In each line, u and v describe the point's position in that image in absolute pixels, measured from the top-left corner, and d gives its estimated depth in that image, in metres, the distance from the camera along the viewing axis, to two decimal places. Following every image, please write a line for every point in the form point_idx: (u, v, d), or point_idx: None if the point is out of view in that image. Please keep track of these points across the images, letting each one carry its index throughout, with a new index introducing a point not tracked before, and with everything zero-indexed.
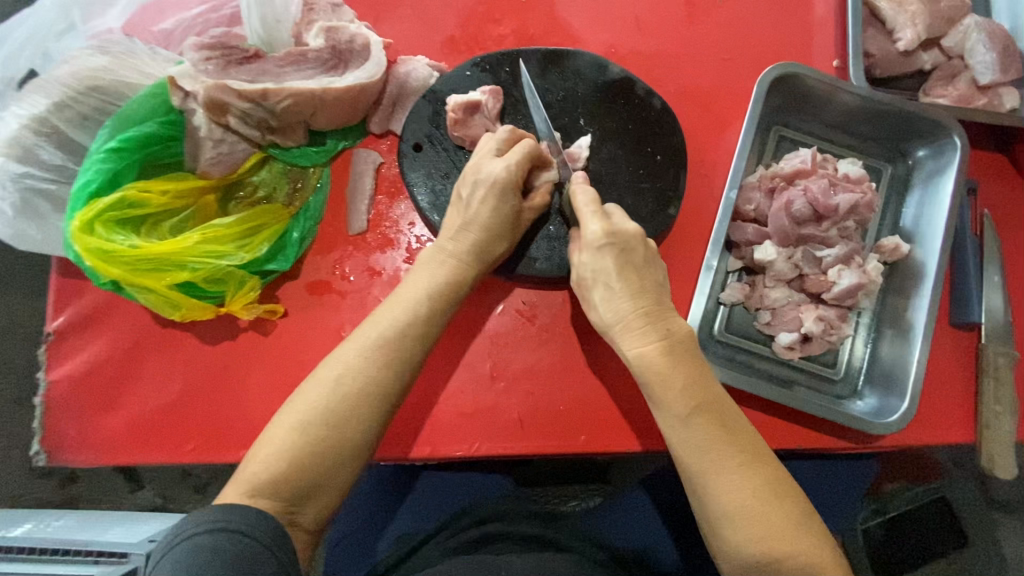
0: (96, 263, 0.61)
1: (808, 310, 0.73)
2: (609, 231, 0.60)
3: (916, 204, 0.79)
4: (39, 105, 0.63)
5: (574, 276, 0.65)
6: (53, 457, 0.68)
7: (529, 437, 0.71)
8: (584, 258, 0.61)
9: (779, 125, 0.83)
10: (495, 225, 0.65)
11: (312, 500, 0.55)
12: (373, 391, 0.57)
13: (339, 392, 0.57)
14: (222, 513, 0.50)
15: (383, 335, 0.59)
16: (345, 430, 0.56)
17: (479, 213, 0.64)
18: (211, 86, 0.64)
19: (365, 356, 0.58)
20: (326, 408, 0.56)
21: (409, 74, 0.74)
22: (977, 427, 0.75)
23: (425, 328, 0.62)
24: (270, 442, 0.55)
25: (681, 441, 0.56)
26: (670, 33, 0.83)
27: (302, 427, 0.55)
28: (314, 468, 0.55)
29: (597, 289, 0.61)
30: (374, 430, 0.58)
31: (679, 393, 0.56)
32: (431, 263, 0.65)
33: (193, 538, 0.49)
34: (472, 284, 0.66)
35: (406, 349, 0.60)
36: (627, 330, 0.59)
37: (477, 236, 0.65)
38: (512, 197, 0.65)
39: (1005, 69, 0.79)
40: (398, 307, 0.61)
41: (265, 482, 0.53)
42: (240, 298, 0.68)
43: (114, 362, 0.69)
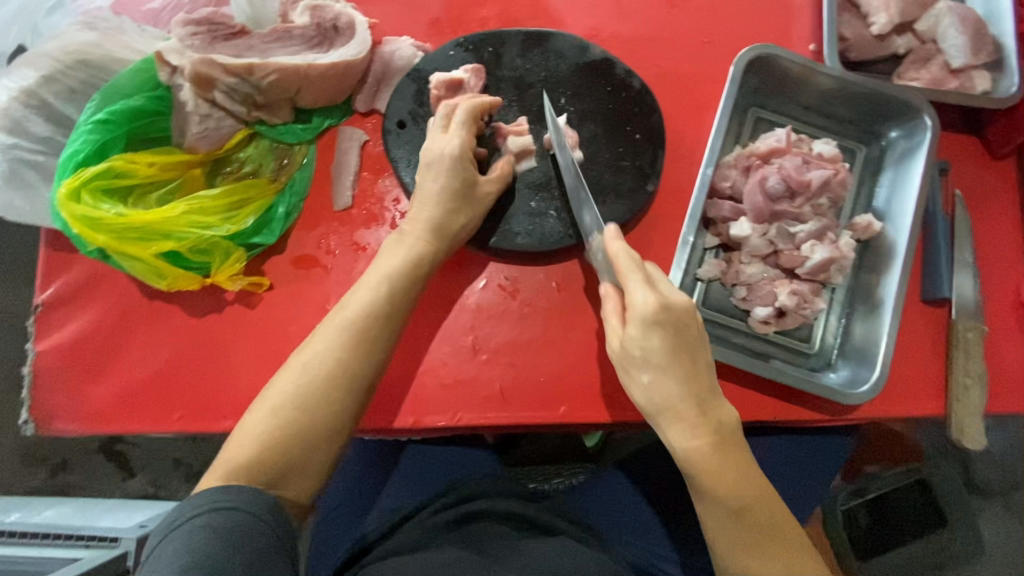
0: (83, 230, 0.62)
1: (781, 285, 0.74)
2: (661, 306, 0.59)
3: (888, 183, 0.81)
4: (28, 78, 0.64)
5: (615, 351, 0.64)
6: (42, 427, 0.69)
7: (510, 409, 0.73)
8: (633, 341, 0.60)
9: (757, 106, 0.85)
10: (451, 202, 0.67)
11: (292, 482, 0.57)
12: (341, 372, 0.60)
13: (306, 376, 0.59)
14: (215, 495, 0.52)
15: (348, 319, 0.62)
16: (315, 409, 0.58)
17: (432, 192, 0.67)
18: (197, 60, 0.65)
19: (331, 340, 0.61)
20: (297, 389, 0.58)
21: (394, 53, 0.76)
22: (948, 399, 0.77)
23: (393, 311, 0.64)
24: (244, 430, 0.57)
25: (713, 517, 0.63)
26: (651, 16, 0.85)
27: (272, 411, 0.57)
28: (286, 451, 0.57)
29: (645, 374, 0.61)
30: (347, 411, 0.60)
31: (728, 490, 0.61)
32: (393, 247, 0.67)
33: (193, 519, 0.51)
34: (434, 264, 0.68)
35: (374, 331, 0.62)
36: (679, 420, 0.61)
37: (436, 215, 0.67)
38: (466, 169, 0.68)
39: (975, 53, 0.81)
40: (362, 293, 0.63)
41: (243, 466, 0.55)
42: (225, 269, 0.69)
43: (102, 333, 0.71)
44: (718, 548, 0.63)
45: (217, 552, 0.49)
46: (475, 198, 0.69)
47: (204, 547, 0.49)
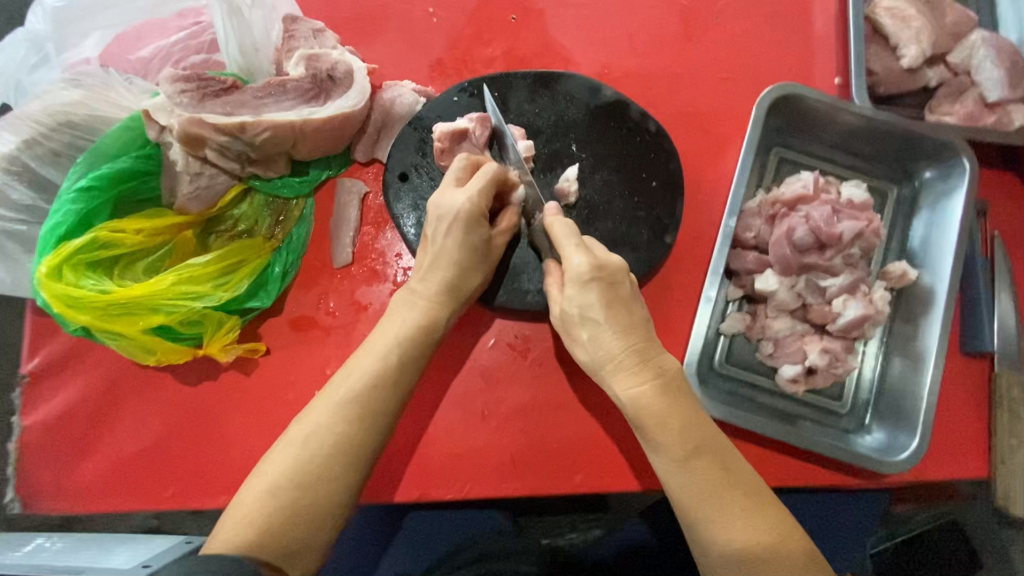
0: (63, 310, 0.58)
1: (812, 342, 0.70)
2: (590, 261, 0.57)
3: (923, 227, 0.76)
4: (9, 144, 0.61)
5: (556, 315, 0.61)
6: (28, 505, 0.65)
7: (523, 477, 0.68)
8: (568, 298, 0.58)
9: (779, 146, 0.80)
10: (465, 261, 0.62)
11: (301, 557, 0.52)
12: (343, 449, 0.55)
13: (307, 452, 0.54)
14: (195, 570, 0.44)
15: (353, 388, 0.57)
16: (318, 490, 0.53)
17: (445, 249, 0.61)
18: (185, 120, 0.61)
19: (333, 411, 0.56)
20: (296, 468, 0.53)
21: (395, 100, 0.72)
22: (992, 461, 0.72)
23: (401, 376, 0.59)
24: (238, 508, 0.51)
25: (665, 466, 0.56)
26: (665, 52, 0.80)
27: (270, 490, 0.52)
28: (291, 531, 0.51)
29: (582, 326, 0.58)
30: (351, 486, 0.55)
31: (676, 435, 0.54)
32: (402, 307, 0.62)
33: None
34: (447, 325, 0.63)
35: (379, 400, 0.58)
36: (618, 368, 0.57)
37: (447, 274, 0.62)
38: (482, 226, 0.62)
39: (1013, 87, 0.76)
40: (369, 358, 0.59)
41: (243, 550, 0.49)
42: (217, 339, 0.65)
43: (90, 405, 0.67)
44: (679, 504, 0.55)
45: None
46: (487, 253, 0.64)
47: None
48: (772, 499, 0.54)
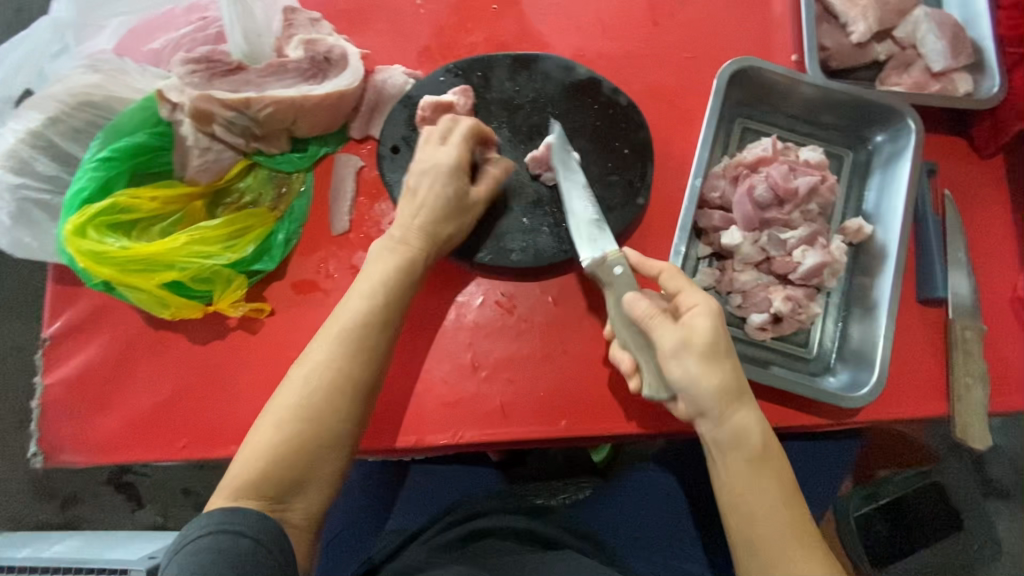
0: (88, 264, 0.65)
1: (776, 291, 0.75)
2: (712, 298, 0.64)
3: (877, 187, 0.82)
4: (35, 120, 0.67)
5: (680, 344, 0.59)
6: (50, 458, 0.70)
7: (512, 423, 0.73)
8: (713, 335, 0.59)
9: (743, 117, 0.86)
10: (443, 208, 0.69)
11: (301, 495, 0.58)
12: (337, 384, 0.60)
13: (309, 387, 0.60)
14: (218, 517, 0.53)
15: (343, 328, 0.62)
16: (321, 420, 0.59)
17: (426, 198, 0.69)
18: (197, 97, 0.68)
19: (330, 349, 0.61)
20: (299, 403, 0.59)
21: (386, 82, 0.78)
22: (950, 400, 0.77)
23: (389, 320, 0.64)
24: (251, 446, 0.58)
25: (755, 508, 0.61)
26: (634, 35, 0.87)
27: (276, 424, 0.58)
28: (296, 459, 0.57)
29: (717, 358, 0.60)
30: (354, 417, 0.61)
31: (779, 477, 0.62)
32: (385, 254, 0.67)
33: (198, 540, 0.51)
34: (421, 268, 0.68)
35: (372, 338, 0.63)
36: (745, 402, 0.61)
37: (428, 219, 0.68)
38: (458, 178, 0.69)
39: (956, 56, 0.83)
40: (361, 300, 0.64)
41: (246, 484, 0.56)
42: (227, 296, 0.71)
43: (107, 364, 0.72)
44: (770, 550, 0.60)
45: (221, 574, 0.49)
46: (468, 204, 0.70)
47: (207, 571, 0.49)
48: None
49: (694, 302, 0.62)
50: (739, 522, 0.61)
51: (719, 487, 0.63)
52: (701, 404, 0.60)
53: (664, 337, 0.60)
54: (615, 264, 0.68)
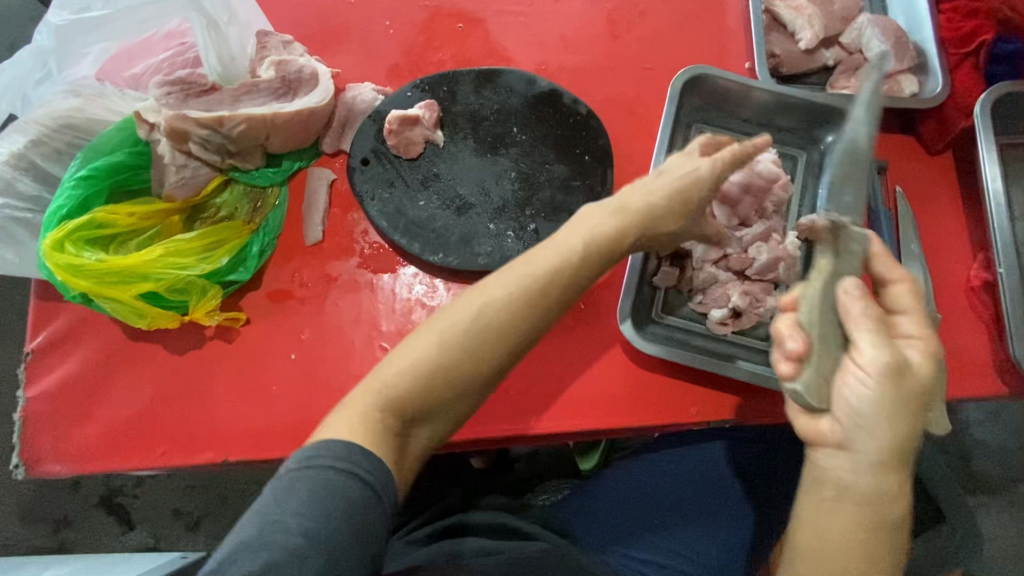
0: (66, 277, 0.67)
1: (734, 287, 0.78)
2: (929, 354, 0.56)
3: (830, 185, 0.86)
4: (18, 143, 0.71)
5: (892, 362, 0.53)
6: (32, 469, 0.72)
7: (482, 422, 0.76)
8: (924, 375, 0.55)
9: (700, 122, 0.90)
10: (669, 208, 0.63)
11: (429, 422, 0.58)
12: (507, 330, 0.57)
13: (479, 321, 0.57)
14: (350, 450, 0.51)
15: (531, 262, 0.60)
16: (482, 356, 0.57)
17: (658, 187, 0.64)
18: (171, 116, 0.71)
19: (514, 290, 0.58)
20: (466, 329, 0.56)
21: (356, 99, 0.82)
22: None
23: (570, 273, 0.60)
24: (407, 353, 0.57)
25: (846, 559, 0.55)
26: (594, 48, 0.92)
27: (439, 343, 0.56)
28: (442, 388, 0.56)
29: (914, 397, 0.53)
30: (499, 370, 0.58)
31: (886, 550, 0.55)
32: (596, 212, 0.63)
33: (328, 473, 0.50)
34: (614, 236, 0.62)
35: (554, 286, 0.59)
36: (902, 463, 0.54)
37: (656, 205, 0.63)
38: (704, 171, 0.63)
39: (899, 59, 0.87)
40: (563, 243, 0.61)
41: (396, 397, 0.55)
42: (202, 305, 0.73)
43: (87, 376, 0.74)
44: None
45: (333, 517, 0.48)
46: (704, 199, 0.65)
47: (325, 508, 0.48)
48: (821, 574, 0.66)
49: (907, 335, 0.58)
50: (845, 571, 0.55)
51: (811, 528, 0.56)
52: (863, 440, 0.54)
53: (870, 352, 0.53)
54: (857, 240, 0.59)
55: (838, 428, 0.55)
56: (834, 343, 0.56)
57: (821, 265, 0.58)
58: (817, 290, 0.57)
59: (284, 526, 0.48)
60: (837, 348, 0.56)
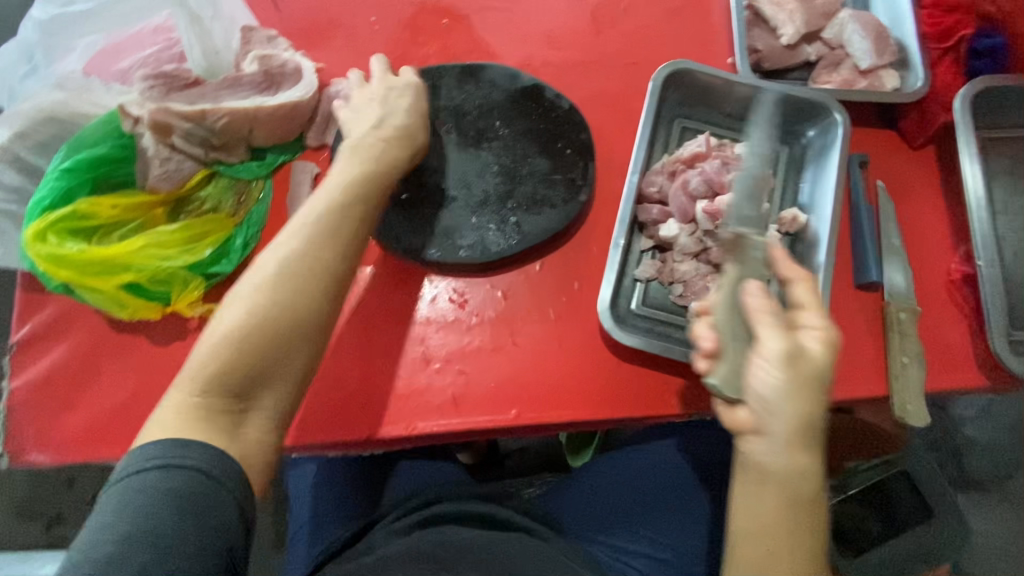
0: (49, 267, 0.68)
1: (714, 280, 0.78)
2: (827, 341, 0.58)
3: (811, 179, 0.86)
4: (3, 136, 0.71)
5: (784, 348, 0.55)
6: (15, 458, 0.73)
7: (464, 414, 0.76)
8: (820, 358, 0.57)
9: (682, 117, 0.90)
10: (414, 112, 0.76)
11: (263, 391, 0.58)
12: (314, 273, 0.61)
13: (282, 274, 0.60)
14: (169, 448, 0.52)
15: (317, 219, 0.63)
16: (293, 310, 0.59)
17: (396, 103, 0.76)
18: (155, 109, 0.73)
19: (300, 239, 0.62)
20: (274, 284, 0.59)
21: (339, 95, 0.83)
22: (889, 380, 0.80)
23: (361, 211, 0.66)
24: (218, 328, 0.57)
25: (782, 543, 0.55)
26: (577, 44, 0.93)
27: (249, 312, 0.58)
28: (261, 353, 0.57)
29: (808, 381, 0.56)
30: (323, 314, 0.61)
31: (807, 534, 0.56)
32: (354, 152, 0.71)
33: (147, 473, 0.50)
34: (398, 168, 0.72)
35: (347, 229, 0.64)
36: (806, 446, 0.56)
37: (401, 120, 0.74)
38: (420, 98, 0.78)
39: (880, 54, 0.88)
40: (328, 194, 0.66)
41: (210, 377, 0.56)
42: (184, 297, 0.74)
43: (72, 366, 0.75)
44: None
45: (164, 516, 0.48)
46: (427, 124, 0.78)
47: (152, 512, 0.48)
48: None
49: (814, 321, 0.59)
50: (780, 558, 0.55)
51: (742, 512, 0.57)
52: (771, 423, 0.55)
53: (772, 341, 0.56)
54: (758, 246, 0.64)
55: (752, 416, 0.57)
56: (745, 339, 0.60)
57: (729, 272, 0.64)
58: (726, 297, 0.62)
59: (107, 540, 0.47)
60: (742, 343, 0.60)
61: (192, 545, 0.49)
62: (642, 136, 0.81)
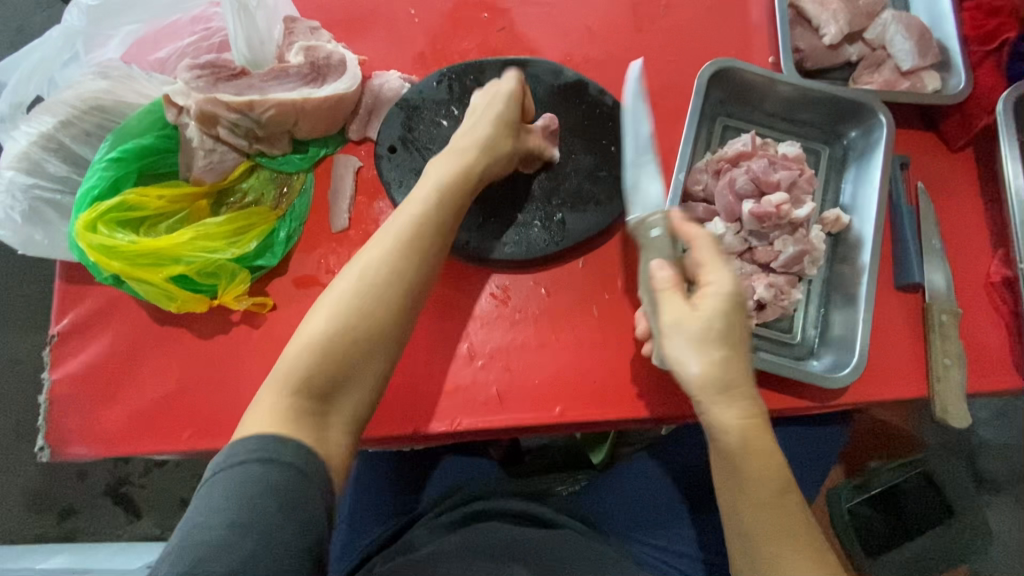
0: (99, 258, 0.67)
1: (759, 279, 0.78)
2: (725, 295, 0.62)
3: (853, 180, 0.86)
4: (47, 124, 0.70)
5: (670, 321, 0.62)
6: (57, 451, 0.72)
7: (508, 410, 0.75)
8: (709, 316, 0.61)
9: (723, 116, 0.90)
10: (504, 122, 0.75)
11: (349, 392, 0.58)
12: (397, 277, 0.62)
13: (365, 280, 0.60)
14: (266, 442, 0.51)
15: (402, 227, 0.64)
16: (380, 314, 0.60)
17: (488, 114, 0.75)
18: (202, 100, 0.71)
19: (385, 249, 0.63)
20: (356, 292, 0.60)
21: (382, 86, 0.82)
22: (929, 381, 0.80)
23: (446, 220, 0.67)
24: (303, 338, 0.58)
25: (744, 499, 0.60)
26: (618, 40, 0.92)
27: (333, 317, 0.58)
28: (351, 354, 0.58)
29: (706, 345, 0.61)
30: (406, 316, 0.62)
31: (766, 485, 0.60)
32: (443, 163, 0.72)
33: (247, 466, 0.50)
34: (481, 175, 0.73)
35: (429, 235, 0.65)
36: (724, 403, 0.61)
37: (491, 132, 0.74)
38: (513, 104, 0.77)
39: (923, 56, 0.87)
40: (414, 204, 0.67)
41: (299, 379, 0.56)
42: (231, 290, 0.73)
43: (113, 359, 0.74)
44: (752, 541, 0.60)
45: (268, 508, 0.48)
46: (519, 133, 0.76)
47: (256, 504, 0.48)
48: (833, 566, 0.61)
49: (710, 280, 0.64)
50: (744, 512, 0.60)
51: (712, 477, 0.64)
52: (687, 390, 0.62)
53: (667, 312, 0.62)
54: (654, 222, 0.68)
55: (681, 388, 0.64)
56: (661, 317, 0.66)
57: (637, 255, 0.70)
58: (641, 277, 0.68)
59: (209, 528, 0.47)
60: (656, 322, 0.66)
61: (291, 539, 0.48)
62: (689, 134, 0.80)
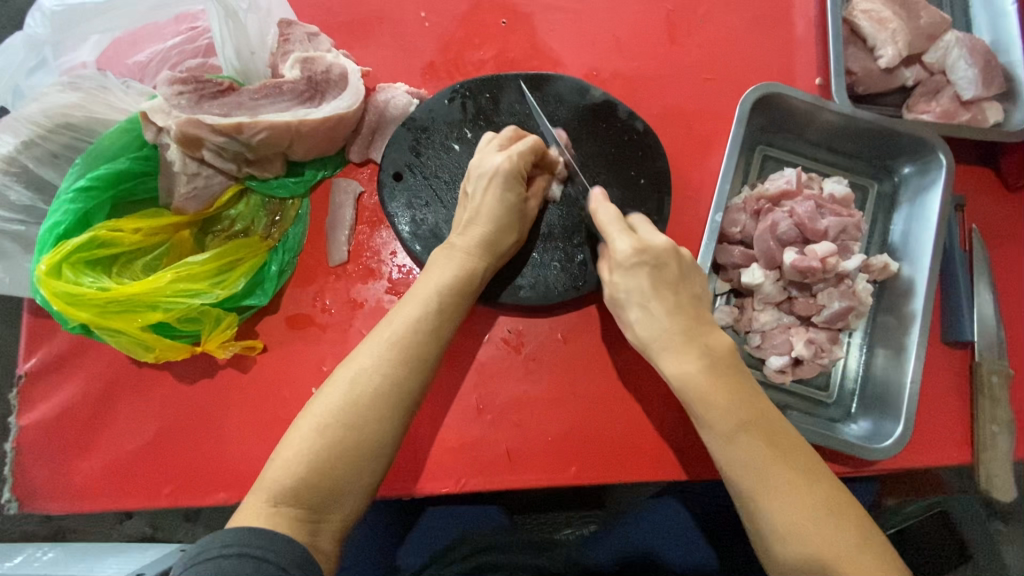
0: (62, 307, 0.60)
1: (797, 333, 0.72)
2: (636, 247, 0.58)
3: (904, 220, 0.79)
4: (8, 145, 0.62)
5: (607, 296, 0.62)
6: (25, 504, 0.66)
7: (518, 471, 0.69)
8: (622, 277, 0.59)
9: (764, 144, 0.83)
10: (504, 214, 0.64)
11: (337, 505, 0.52)
12: (391, 390, 0.55)
13: (354, 393, 0.54)
14: (246, 536, 0.46)
15: (397, 335, 0.57)
16: (369, 428, 0.53)
17: (485, 203, 0.63)
18: (183, 121, 0.62)
19: (378, 357, 0.56)
20: (344, 406, 0.53)
21: (388, 102, 0.73)
22: (974, 448, 0.74)
23: (441, 324, 0.60)
24: (290, 446, 0.52)
25: (717, 443, 0.55)
26: (650, 54, 0.83)
27: (319, 429, 0.53)
28: (337, 468, 0.52)
29: (631, 310, 0.59)
30: (395, 431, 0.55)
31: (724, 416, 0.54)
32: (443, 260, 0.63)
33: (222, 559, 0.44)
34: (485, 277, 0.65)
35: (423, 346, 0.58)
36: (666, 352, 0.57)
37: (486, 228, 0.63)
38: (518, 187, 0.64)
39: (987, 85, 0.78)
40: (409, 307, 0.59)
41: (288, 488, 0.50)
42: (216, 336, 0.66)
43: (87, 404, 0.68)
44: (738, 497, 0.53)
45: None
46: (523, 213, 0.66)
47: None
48: (839, 495, 0.52)
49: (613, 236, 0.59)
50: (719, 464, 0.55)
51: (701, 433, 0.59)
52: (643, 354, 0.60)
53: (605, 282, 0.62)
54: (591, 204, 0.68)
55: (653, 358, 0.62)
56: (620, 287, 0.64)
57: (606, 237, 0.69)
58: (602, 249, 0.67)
59: None
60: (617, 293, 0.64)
61: None
62: (731, 164, 0.72)
